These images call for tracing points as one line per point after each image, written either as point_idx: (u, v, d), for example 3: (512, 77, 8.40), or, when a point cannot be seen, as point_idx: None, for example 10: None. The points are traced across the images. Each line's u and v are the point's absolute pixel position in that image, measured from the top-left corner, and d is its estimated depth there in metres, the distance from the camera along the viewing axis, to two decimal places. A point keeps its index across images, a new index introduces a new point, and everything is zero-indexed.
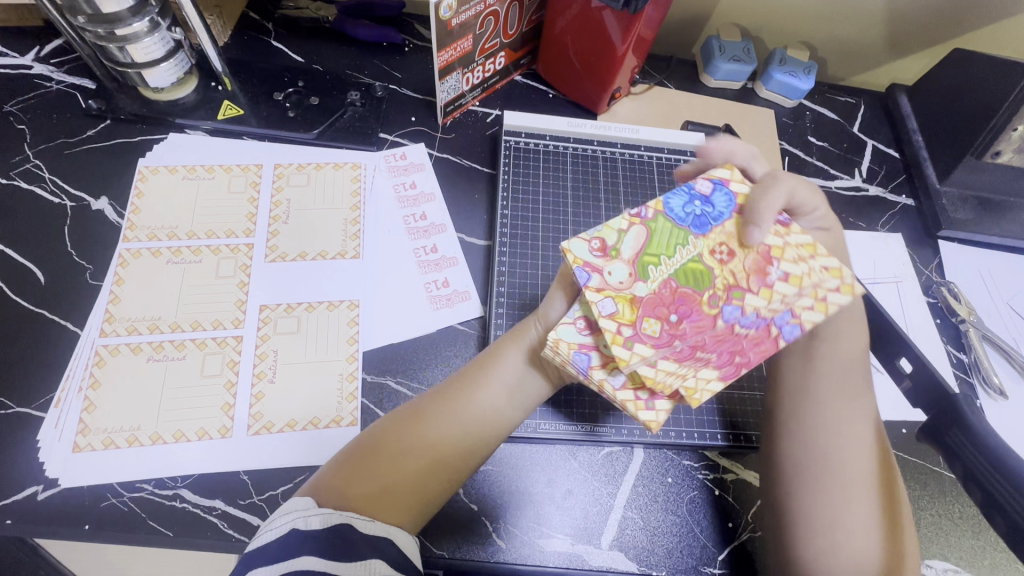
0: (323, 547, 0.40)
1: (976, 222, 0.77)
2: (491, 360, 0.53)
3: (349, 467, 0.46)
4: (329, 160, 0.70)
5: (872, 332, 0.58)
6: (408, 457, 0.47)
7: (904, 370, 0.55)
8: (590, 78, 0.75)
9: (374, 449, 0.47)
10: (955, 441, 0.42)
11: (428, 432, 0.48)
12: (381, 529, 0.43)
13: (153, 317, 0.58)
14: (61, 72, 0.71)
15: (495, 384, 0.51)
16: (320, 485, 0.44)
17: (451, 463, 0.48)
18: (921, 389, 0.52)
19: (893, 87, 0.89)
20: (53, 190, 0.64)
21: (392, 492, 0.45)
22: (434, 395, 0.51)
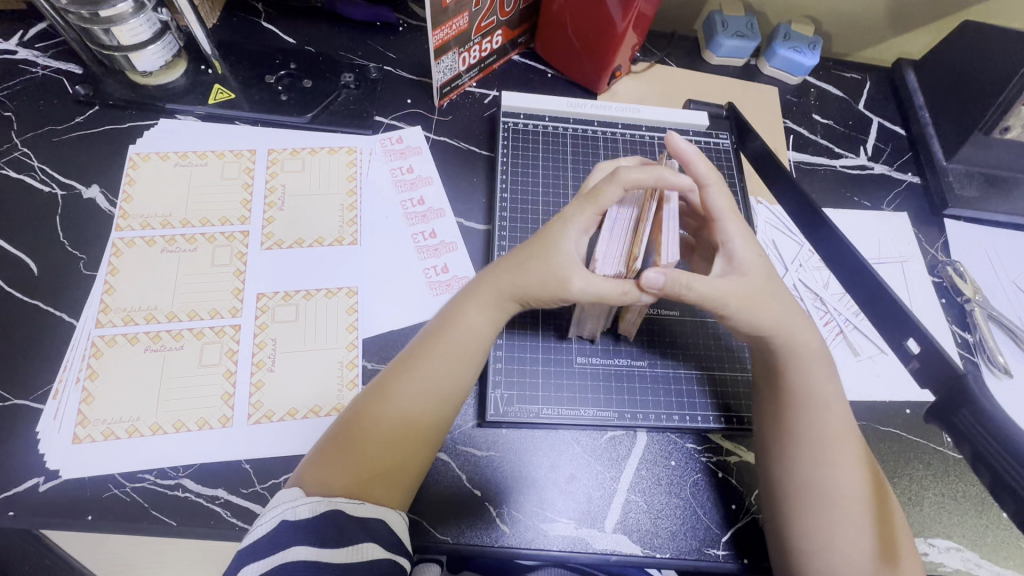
0: (315, 535, 0.41)
1: (983, 200, 0.76)
2: (448, 318, 0.53)
3: (329, 458, 0.46)
4: (325, 145, 0.68)
5: (882, 312, 0.57)
6: (384, 433, 0.47)
7: (912, 351, 0.54)
8: (589, 57, 0.73)
9: (348, 435, 0.47)
10: (963, 421, 0.41)
11: (398, 406, 0.49)
12: (372, 512, 0.44)
13: (149, 306, 0.57)
14: (47, 56, 0.69)
15: (457, 343, 0.51)
16: (308, 474, 0.45)
17: (427, 428, 0.49)
18: (931, 370, 0.51)
19: (899, 62, 0.87)
20: (43, 179, 0.63)
21: (378, 473, 0.46)
22: (395, 369, 0.51)
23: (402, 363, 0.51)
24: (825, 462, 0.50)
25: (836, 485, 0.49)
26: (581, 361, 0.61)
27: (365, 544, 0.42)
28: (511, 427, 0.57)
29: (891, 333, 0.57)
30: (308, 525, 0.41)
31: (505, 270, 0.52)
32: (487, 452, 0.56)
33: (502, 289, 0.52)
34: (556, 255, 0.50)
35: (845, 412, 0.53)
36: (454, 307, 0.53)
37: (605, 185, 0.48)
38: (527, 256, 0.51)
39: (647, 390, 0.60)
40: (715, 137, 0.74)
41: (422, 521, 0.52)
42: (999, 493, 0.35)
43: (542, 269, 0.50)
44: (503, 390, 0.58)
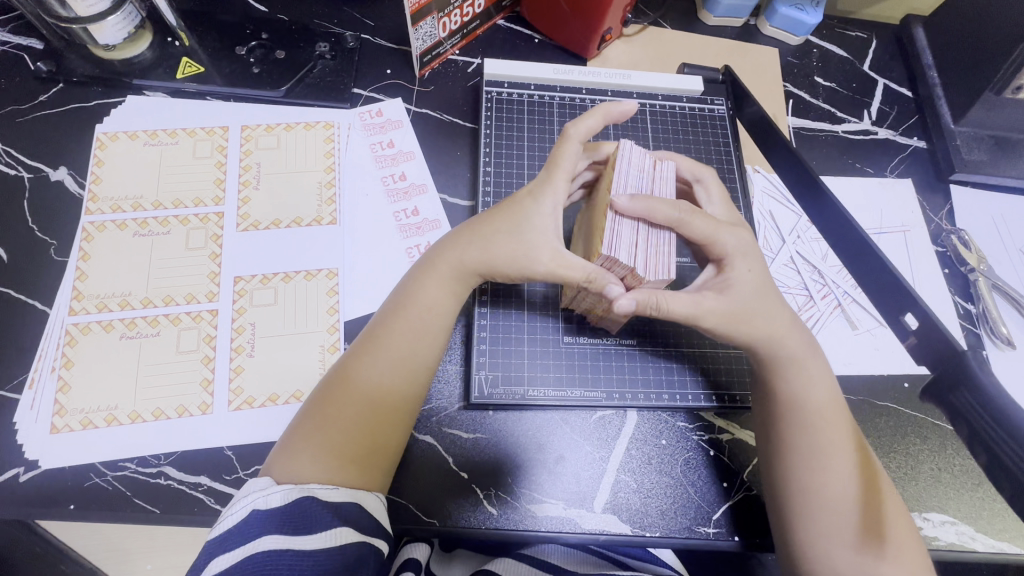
0: (288, 522, 0.40)
1: (992, 163, 0.73)
2: (405, 295, 0.51)
3: (297, 446, 0.45)
4: (300, 120, 0.65)
5: (881, 286, 0.53)
6: (351, 415, 0.46)
7: (909, 326, 0.50)
8: (577, 19, 0.69)
9: (314, 421, 0.46)
10: (963, 402, 0.39)
11: (363, 386, 0.47)
12: (346, 495, 0.44)
13: (123, 292, 0.55)
14: (5, 31, 0.66)
15: (417, 316, 0.50)
16: (278, 462, 0.45)
17: (394, 403, 0.48)
18: (928, 346, 0.48)
19: (907, 18, 0.82)
20: (9, 161, 0.61)
21: (350, 454, 0.45)
22: (357, 351, 0.49)
23: (362, 346, 0.49)
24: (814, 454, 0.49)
25: (827, 481, 0.48)
26: (570, 340, 0.59)
27: (340, 528, 0.42)
28: (498, 409, 0.56)
29: (888, 308, 0.53)
30: (281, 512, 0.41)
31: (473, 243, 0.50)
32: (473, 435, 0.55)
33: (461, 261, 0.50)
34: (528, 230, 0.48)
35: (830, 400, 0.51)
36: (410, 283, 0.52)
37: (562, 148, 0.49)
38: (486, 231, 0.50)
39: (636, 369, 0.59)
40: (710, 103, 0.70)
41: (409, 502, 0.52)
42: (997, 474, 0.34)
43: (516, 245, 0.48)
44: (487, 371, 0.56)
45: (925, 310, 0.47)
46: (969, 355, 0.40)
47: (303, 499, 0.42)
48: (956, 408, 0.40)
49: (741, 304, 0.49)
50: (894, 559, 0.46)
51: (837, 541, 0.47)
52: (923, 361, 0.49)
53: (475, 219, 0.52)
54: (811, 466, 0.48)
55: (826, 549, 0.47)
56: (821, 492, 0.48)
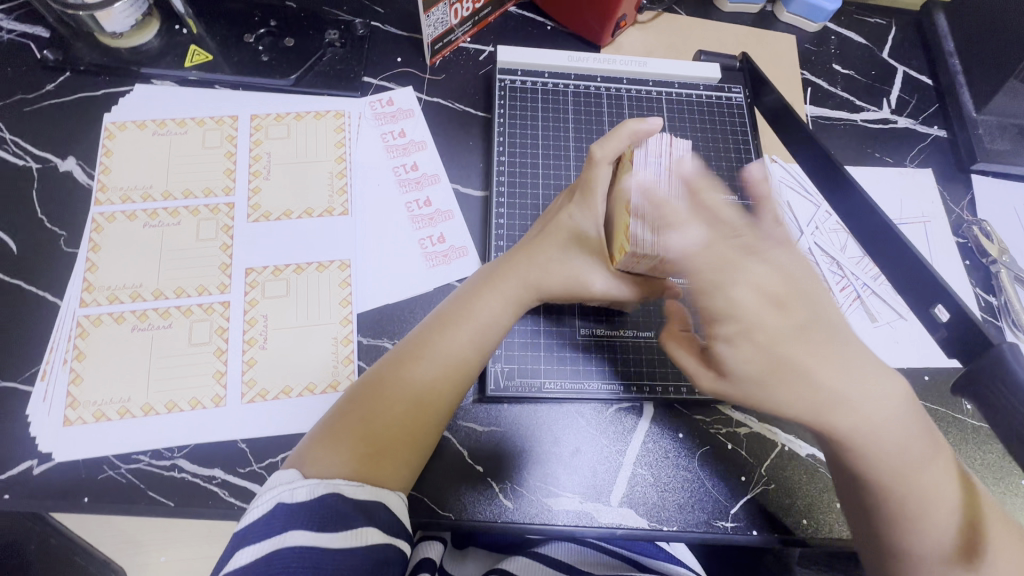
0: (311, 518, 0.39)
1: (1014, 153, 0.71)
2: (462, 306, 0.51)
3: (332, 442, 0.45)
4: (310, 109, 0.64)
5: (908, 274, 0.52)
6: (390, 416, 0.46)
7: (939, 319, 0.48)
8: (592, 6, 0.67)
9: (354, 416, 0.46)
10: (999, 393, 0.38)
11: (409, 392, 0.47)
12: (369, 493, 0.43)
13: (134, 284, 0.55)
14: (11, 19, 0.65)
15: (473, 330, 0.50)
16: (305, 456, 0.44)
17: (436, 415, 0.48)
18: (961, 340, 0.46)
19: (928, 4, 0.80)
20: (17, 152, 0.60)
21: (381, 456, 0.45)
22: (407, 354, 0.49)
23: (413, 348, 0.49)
24: (907, 514, 0.40)
25: (919, 541, 0.40)
26: (585, 333, 0.58)
27: (364, 527, 0.41)
28: (513, 402, 0.55)
29: (915, 300, 0.52)
30: (304, 506, 0.40)
31: (524, 260, 0.52)
32: (490, 428, 0.55)
33: (521, 280, 0.51)
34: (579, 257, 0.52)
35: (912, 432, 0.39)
36: (469, 293, 0.51)
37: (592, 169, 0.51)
38: (542, 251, 0.52)
39: (655, 363, 0.58)
40: (727, 91, 0.69)
41: (427, 497, 0.52)
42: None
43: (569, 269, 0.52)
44: (503, 364, 0.56)
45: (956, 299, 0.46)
46: (1005, 345, 0.38)
47: (328, 496, 0.41)
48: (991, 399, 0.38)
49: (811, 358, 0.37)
50: None
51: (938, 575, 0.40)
52: (956, 356, 0.47)
53: (528, 240, 0.54)
54: (894, 525, 0.41)
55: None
56: (915, 555, 0.40)
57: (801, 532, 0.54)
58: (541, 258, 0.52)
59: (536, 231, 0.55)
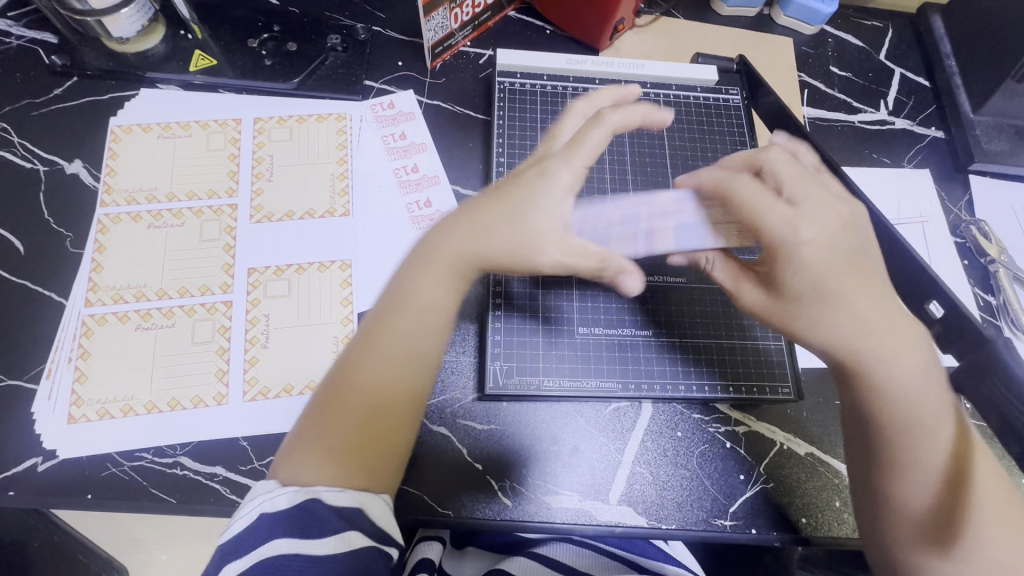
0: (295, 525, 0.40)
1: (1012, 153, 0.71)
2: (402, 288, 0.48)
3: (298, 460, 0.43)
4: (312, 112, 0.65)
5: (905, 273, 0.52)
6: (348, 416, 0.45)
7: (935, 315, 0.49)
8: (591, 10, 0.68)
9: (314, 428, 0.44)
10: (993, 390, 0.38)
11: (361, 391, 0.45)
12: (351, 499, 0.42)
13: (138, 284, 0.55)
14: (20, 25, 0.66)
15: (414, 311, 0.47)
16: (279, 476, 0.43)
17: (395, 404, 0.46)
18: (958, 336, 0.46)
19: (924, 6, 0.80)
20: (25, 155, 0.61)
21: (352, 457, 0.43)
22: (354, 355, 0.47)
23: (360, 348, 0.47)
24: (898, 462, 0.42)
25: (903, 492, 0.41)
26: (584, 332, 0.58)
27: (346, 532, 0.41)
28: (512, 400, 0.56)
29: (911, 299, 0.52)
30: (288, 512, 0.41)
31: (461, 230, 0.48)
32: (488, 427, 0.55)
33: (457, 251, 0.48)
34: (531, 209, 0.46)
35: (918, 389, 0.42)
36: (404, 277, 0.49)
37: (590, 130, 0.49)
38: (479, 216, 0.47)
39: (652, 359, 0.58)
40: (724, 93, 0.69)
41: (427, 495, 0.52)
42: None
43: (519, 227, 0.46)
44: (502, 362, 0.56)
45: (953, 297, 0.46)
46: (998, 339, 0.38)
47: (312, 503, 0.41)
48: (983, 394, 0.39)
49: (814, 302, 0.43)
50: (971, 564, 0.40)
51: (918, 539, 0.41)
52: (950, 353, 0.48)
53: (471, 203, 0.49)
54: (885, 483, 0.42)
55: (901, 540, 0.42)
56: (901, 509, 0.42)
57: (799, 531, 0.54)
58: (482, 229, 0.47)
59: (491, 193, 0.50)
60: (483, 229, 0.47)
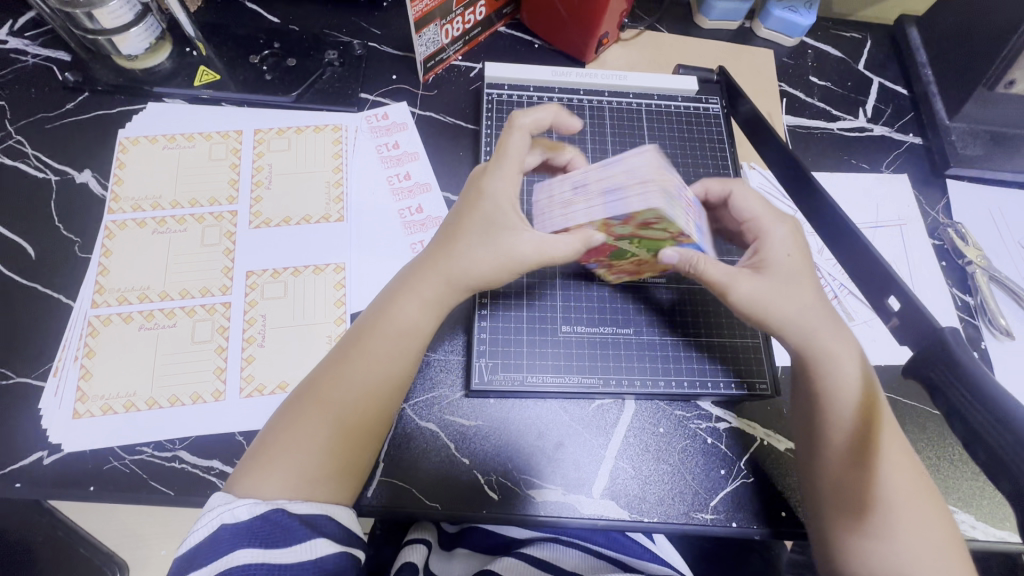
0: (258, 535, 0.42)
1: (987, 158, 0.73)
2: (380, 309, 0.52)
3: (261, 467, 0.46)
4: (310, 123, 0.68)
5: (866, 271, 0.54)
6: (319, 428, 0.47)
7: (892, 309, 0.51)
8: (576, 25, 0.71)
9: (281, 436, 0.47)
10: (941, 378, 0.40)
11: (331, 402, 0.48)
12: (317, 507, 0.45)
13: (141, 286, 0.58)
14: (36, 44, 0.70)
15: (391, 331, 0.51)
16: (239, 481, 0.45)
17: (361, 418, 0.49)
18: (910, 327, 0.48)
19: (901, 18, 0.83)
20: (38, 165, 0.64)
21: (326, 466, 0.46)
22: (330, 367, 0.50)
23: (335, 362, 0.50)
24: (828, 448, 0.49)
25: (832, 475, 0.48)
26: (567, 330, 0.60)
27: (315, 540, 0.43)
28: (498, 396, 0.58)
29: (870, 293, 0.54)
30: (249, 525, 0.42)
31: (438, 252, 0.53)
32: (475, 422, 0.57)
33: (435, 275, 0.52)
34: (503, 238, 0.51)
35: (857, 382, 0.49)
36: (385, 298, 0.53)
37: (507, 137, 0.55)
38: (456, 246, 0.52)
39: (632, 357, 0.60)
40: (705, 102, 0.72)
41: (416, 488, 0.54)
42: (975, 449, 0.35)
43: (493, 256, 0.51)
44: (487, 359, 0.58)
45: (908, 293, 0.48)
46: (948, 332, 0.41)
47: (272, 512, 0.43)
48: (930, 381, 0.41)
49: (790, 296, 0.50)
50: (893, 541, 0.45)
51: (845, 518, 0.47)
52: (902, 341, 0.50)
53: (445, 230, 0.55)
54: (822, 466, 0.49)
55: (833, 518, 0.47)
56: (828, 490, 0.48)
57: (781, 525, 0.55)
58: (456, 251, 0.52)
59: (457, 214, 0.54)
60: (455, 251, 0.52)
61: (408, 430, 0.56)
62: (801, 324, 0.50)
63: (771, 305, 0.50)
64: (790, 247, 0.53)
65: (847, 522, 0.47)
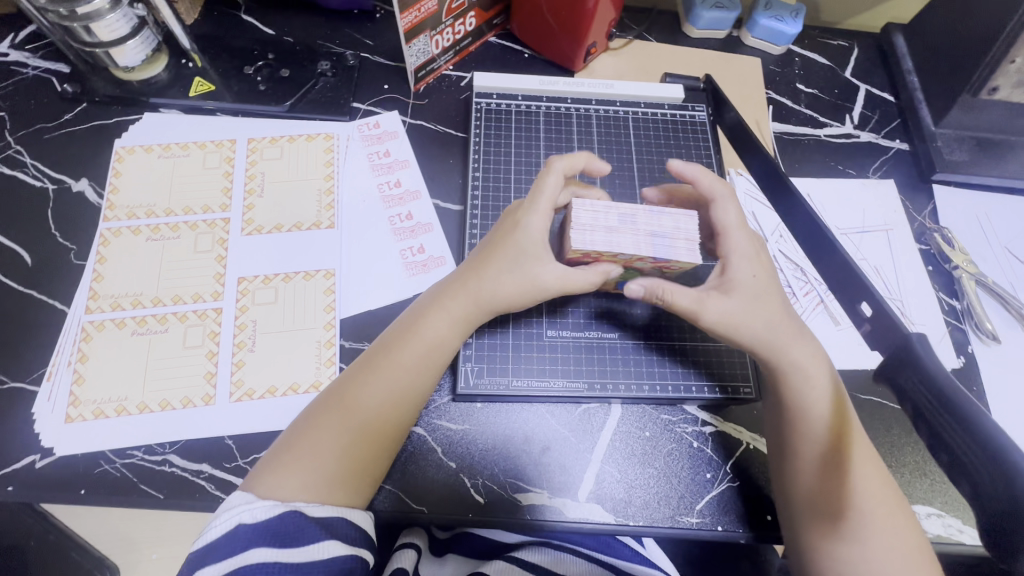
0: (276, 536, 0.43)
1: (973, 163, 0.74)
2: (408, 324, 0.53)
3: (281, 471, 0.46)
4: (302, 132, 0.70)
5: (840, 277, 0.57)
6: (343, 435, 0.48)
7: (864, 314, 0.54)
8: (564, 34, 0.73)
9: (305, 441, 0.48)
10: (909, 381, 0.46)
11: (356, 413, 0.49)
12: (331, 510, 0.46)
13: (135, 292, 0.59)
14: (37, 57, 0.72)
15: (418, 347, 0.52)
16: (258, 481, 0.46)
17: (384, 430, 0.50)
18: (880, 332, 0.52)
19: (887, 26, 0.84)
20: (36, 174, 0.66)
21: (344, 473, 0.47)
22: (357, 376, 0.51)
23: (362, 372, 0.51)
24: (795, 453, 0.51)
25: (800, 480, 0.50)
26: (553, 334, 0.61)
27: (328, 540, 0.44)
28: (484, 400, 0.58)
29: (846, 298, 0.57)
30: (266, 525, 0.43)
31: (470, 273, 0.54)
32: (462, 426, 0.57)
33: (467, 297, 0.53)
34: (529, 266, 0.52)
35: (822, 391, 0.52)
36: (416, 314, 0.54)
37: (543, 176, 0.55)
38: (488, 270, 0.53)
39: (618, 361, 0.61)
40: (691, 110, 0.73)
41: (397, 491, 0.54)
42: (936, 447, 0.41)
43: (516, 281, 0.53)
44: (473, 363, 0.59)
45: (878, 299, 0.51)
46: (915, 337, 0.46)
47: (290, 512, 0.44)
48: (906, 386, 0.47)
49: (760, 315, 0.52)
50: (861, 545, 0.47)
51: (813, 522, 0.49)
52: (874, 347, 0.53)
53: (477, 252, 0.56)
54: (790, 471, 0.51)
55: (802, 522, 0.49)
56: (797, 495, 0.50)
57: (766, 529, 0.55)
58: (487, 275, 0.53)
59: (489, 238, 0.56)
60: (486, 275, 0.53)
61: None
62: (771, 342, 0.52)
63: (747, 324, 0.52)
64: (755, 267, 0.54)
65: (824, 527, 0.48)
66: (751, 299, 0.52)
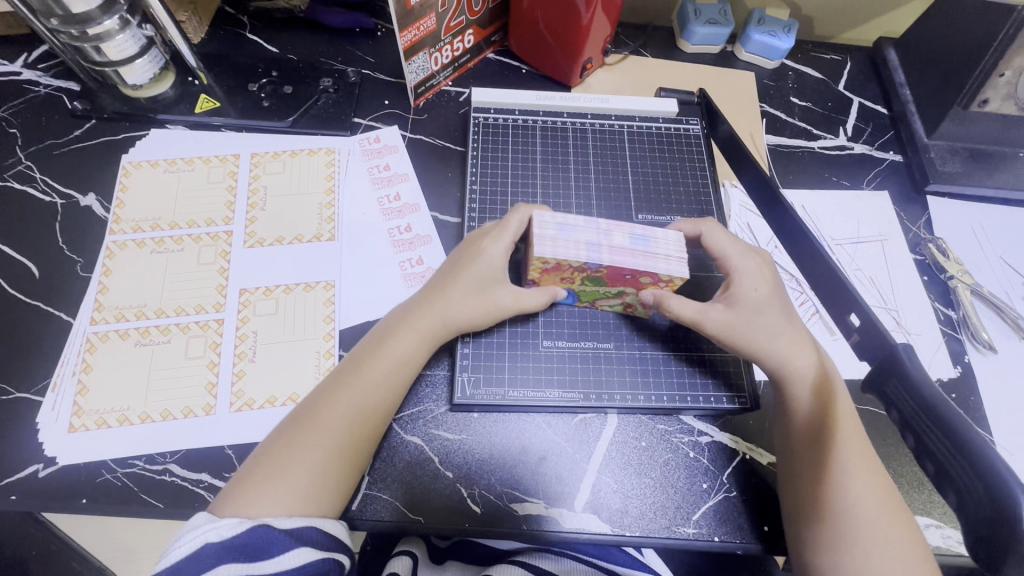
0: (245, 551, 0.43)
1: (966, 174, 0.75)
2: (376, 341, 0.55)
3: (251, 491, 0.46)
4: (304, 147, 0.71)
5: (830, 287, 0.58)
6: (317, 449, 0.48)
7: (852, 325, 0.55)
8: (561, 51, 0.74)
9: (275, 459, 0.48)
10: (895, 390, 0.46)
11: (325, 429, 0.49)
12: (302, 521, 0.46)
13: (139, 304, 0.60)
14: (48, 76, 0.74)
15: (385, 365, 0.53)
16: (226, 501, 0.46)
17: (357, 446, 0.50)
18: (869, 343, 0.53)
19: (879, 41, 0.86)
20: (44, 189, 0.67)
21: (319, 488, 0.47)
22: (326, 394, 0.52)
23: (330, 390, 0.52)
24: (799, 460, 0.52)
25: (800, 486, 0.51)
26: (549, 345, 0.62)
27: (299, 549, 0.44)
28: (481, 410, 0.59)
29: (836, 309, 0.58)
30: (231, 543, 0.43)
31: (435, 294, 0.56)
32: (459, 436, 0.58)
33: (433, 317, 0.55)
34: (493, 291, 0.57)
35: (819, 399, 0.53)
36: (383, 332, 0.55)
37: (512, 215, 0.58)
38: (453, 290, 0.56)
39: (614, 371, 0.61)
40: (685, 124, 0.75)
41: (400, 500, 0.54)
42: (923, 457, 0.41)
43: (480, 304, 0.56)
44: (469, 373, 0.59)
45: (865, 310, 0.52)
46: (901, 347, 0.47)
47: (259, 528, 0.44)
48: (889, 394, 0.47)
49: (762, 327, 0.55)
50: (863, 553, 0.47)
51: (814, 530, 0.49)
52: (864, 357, 0.54)
53: (440, 274, 0.58)
54: (792, 476, 0.52)
55: (804, 531, 0.49)
56: (798, 501, 0.51)
57: (765, 540, 0.55)
58: (451, 301, 0.56)
59: (449, 263, 0.59)
60: (450, 301, 0.56)
61: (392, 443, 0.57)
62: (772, 351, 0.54)
63: (749, 336, 0.55)
64: (757, 279, 0.57)
65: (811, 530, 0.49)
66: (748, 312, 0.56)
